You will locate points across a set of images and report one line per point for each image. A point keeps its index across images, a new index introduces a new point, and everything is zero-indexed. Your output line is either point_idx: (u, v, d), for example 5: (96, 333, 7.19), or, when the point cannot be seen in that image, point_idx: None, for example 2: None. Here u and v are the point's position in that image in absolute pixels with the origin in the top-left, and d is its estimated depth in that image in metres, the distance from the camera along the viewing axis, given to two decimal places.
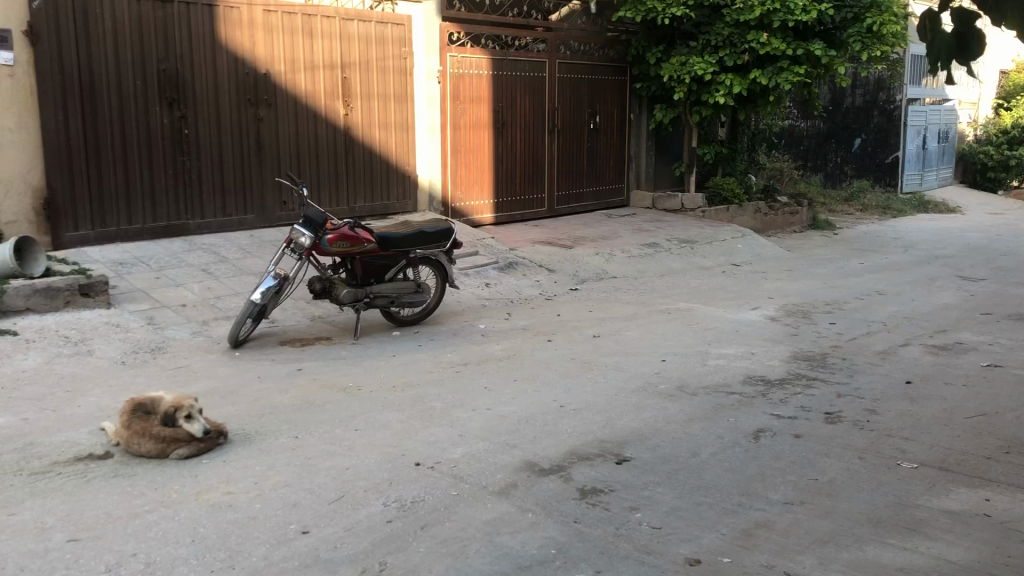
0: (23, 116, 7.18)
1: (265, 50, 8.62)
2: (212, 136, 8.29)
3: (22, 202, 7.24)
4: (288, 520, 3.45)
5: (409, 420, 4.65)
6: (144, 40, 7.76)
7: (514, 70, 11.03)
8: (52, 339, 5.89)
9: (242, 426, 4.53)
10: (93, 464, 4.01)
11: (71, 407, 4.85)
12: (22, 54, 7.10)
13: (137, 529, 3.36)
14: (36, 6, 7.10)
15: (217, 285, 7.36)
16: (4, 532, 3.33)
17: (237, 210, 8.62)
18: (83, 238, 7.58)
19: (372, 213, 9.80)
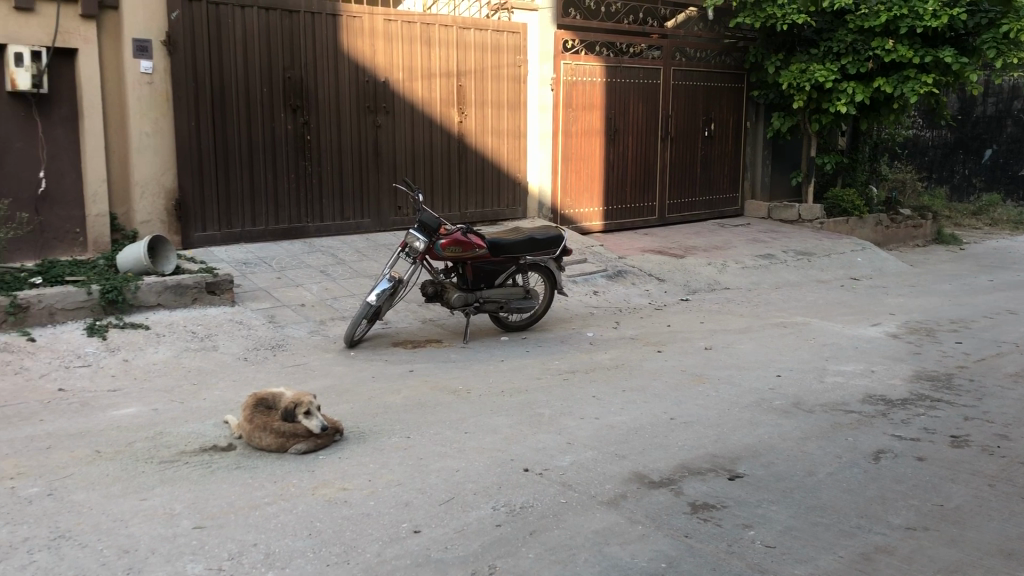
0: (159, 122, 7.56)
1: (385, 58, 8.84)
2: (332, 142, 8.55)
3: (156, 203, 7.62)
4: (400, 519, 3.51)
5: (518, 425, 4.68)
6: (272, 49, 8.06)
7: (627, 77, 10.94)
8: (180, 334, 6.17)
9: (357, 424, 4.65)
10: (217, 455, 4.18)
11: (196, 400, 5.08)
12: (159, 63, 7.48)
13: (258, 519, 3.49)
14: (174, 16, 7.45)
15: (333, 286, 7.58)
16: (137, 516, 3.51)
17: (354, 214, 8.86)
18: (210, 239, 7.92)
19: (483, 219, 9.92)
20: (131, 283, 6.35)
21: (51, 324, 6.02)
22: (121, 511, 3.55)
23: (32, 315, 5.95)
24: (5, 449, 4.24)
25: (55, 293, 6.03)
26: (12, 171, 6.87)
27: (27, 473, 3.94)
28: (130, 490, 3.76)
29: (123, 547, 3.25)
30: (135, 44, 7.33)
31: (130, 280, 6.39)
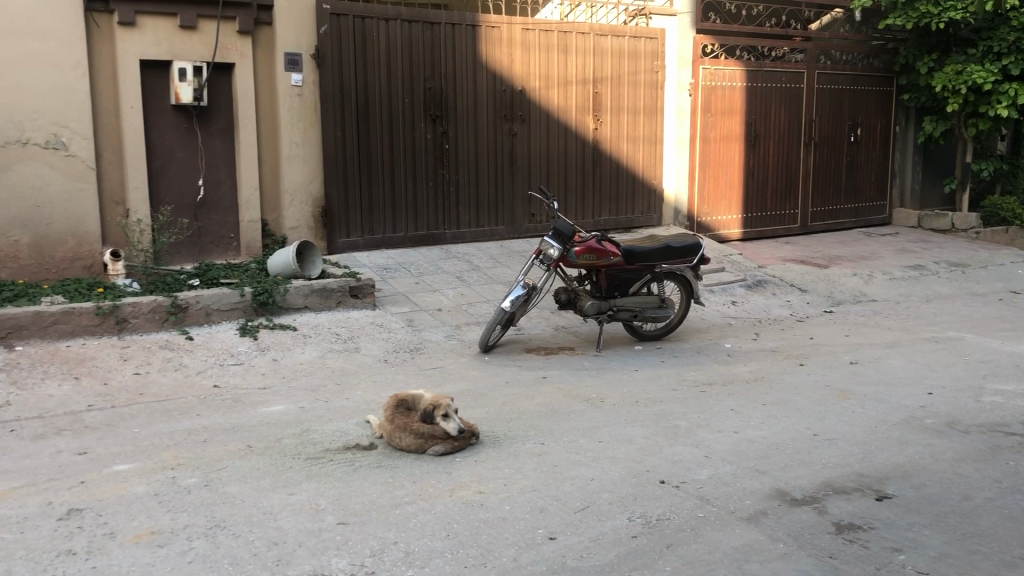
0: (308, 132, 7.84)
1: (523, 67, 8.94)
2: (470, 150, 8.72)
3: (303, 210, 7.92)
4: (536, 525, 3.53)
5: (654, 436, 4.62)
6: (414, 60, 8.28)
7: (769, 82, 10.66)
8: (325, 336, 6.41)
9: (492, 429, 4.70)
10: (360, 454, 4.32)
11: (340, 399, 5.27)
12: (309, 75, 7.77)
13: (398, 518, 3.58)
14: (323, 31, 7.74)
15: (469, 292, 7.70)
16: (285, 509, 3.67)
17: (489, 221, 9.00)
18: (353, 245, 8.20)
19: (617, 226, 9.88)
20: (280, 286, 6.64)
21: (208, 324, 6.38)
22: (271, 504, 3.71)
23: (190, 315, 6.31)
24: (167, 440, 4.52)
25: (211, 294, 6.38)
26: (174, 179, 7.31)
27: (187, 464, 4.18)
28: (280, 484, 3.93)
29: (271, 539, 3.40)
30: (287, 58, 7.64)
31: (280, 283, 6.68)
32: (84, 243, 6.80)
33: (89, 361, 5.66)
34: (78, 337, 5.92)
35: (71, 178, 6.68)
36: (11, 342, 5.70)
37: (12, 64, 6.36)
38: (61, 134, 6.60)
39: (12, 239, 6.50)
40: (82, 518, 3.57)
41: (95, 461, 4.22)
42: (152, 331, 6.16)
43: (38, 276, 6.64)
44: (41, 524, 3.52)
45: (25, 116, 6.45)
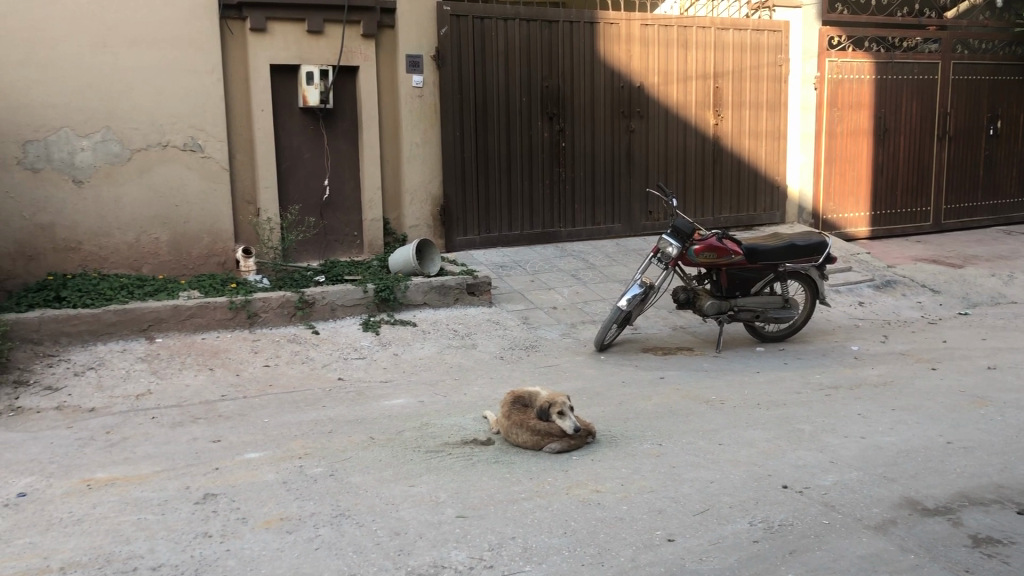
0: (428, 132, 7.96)
1: (641, 63, 8.87)
2: (587, 148, 8.73)
3: (423, 208, 8.05)
4: (654, 526, 3.50)
5: (776, 440, 4.51)
6: (532, 59, 8.33)
7: (900, 73, 10.22)
8: (443, 332, 6.53)
9: (609, 428, 4.68)
10: (478, 449, 4.38)
11: (458, 394, 5.35)
12: (430, 76, 7.89)
13: (516, 514, 3.61)
14: (444, 32, 7.84)
15: (585, 290, 7.69)
16: (406, 501, 3.75)
17: (606, 219, 8.98)
18: (470, 243, 8.32)
19: (737, 224, 9.69)
20: (401, 282, 6.80)
21: (333, 319, 6.59)
22: (393, 495, 3.81)
23: (317, 310, 6.53)
24: (295, 430, 4.69)
25: (336, 290, 6.59)
26: (301, 179, 7.58)
27: (313, 454, 4.33)
28: (401, 475, 4.03)
29: (394, 529, 3.48)
30: (409, 59, 7.76)
31: (400, 280, 6.84)
32: (219, 240, 7.13)
33: (223, 352, 5.94)
34: (212, 330, 6.22)
35: (206, 178, 7.01)
36: (152, 334, 6.04)
37: (154, 71, 6.72)
38: (197, 136, 6.93)
39: (154, 237, 6.88)
40: (216, 503, 3.75)
41: (228, 449, 4.43)
42: (280, 325, 6.41)
43: (176, 272, 7.00)
44: (180, 507, 3.72)
45: (165, 120, 6.80)
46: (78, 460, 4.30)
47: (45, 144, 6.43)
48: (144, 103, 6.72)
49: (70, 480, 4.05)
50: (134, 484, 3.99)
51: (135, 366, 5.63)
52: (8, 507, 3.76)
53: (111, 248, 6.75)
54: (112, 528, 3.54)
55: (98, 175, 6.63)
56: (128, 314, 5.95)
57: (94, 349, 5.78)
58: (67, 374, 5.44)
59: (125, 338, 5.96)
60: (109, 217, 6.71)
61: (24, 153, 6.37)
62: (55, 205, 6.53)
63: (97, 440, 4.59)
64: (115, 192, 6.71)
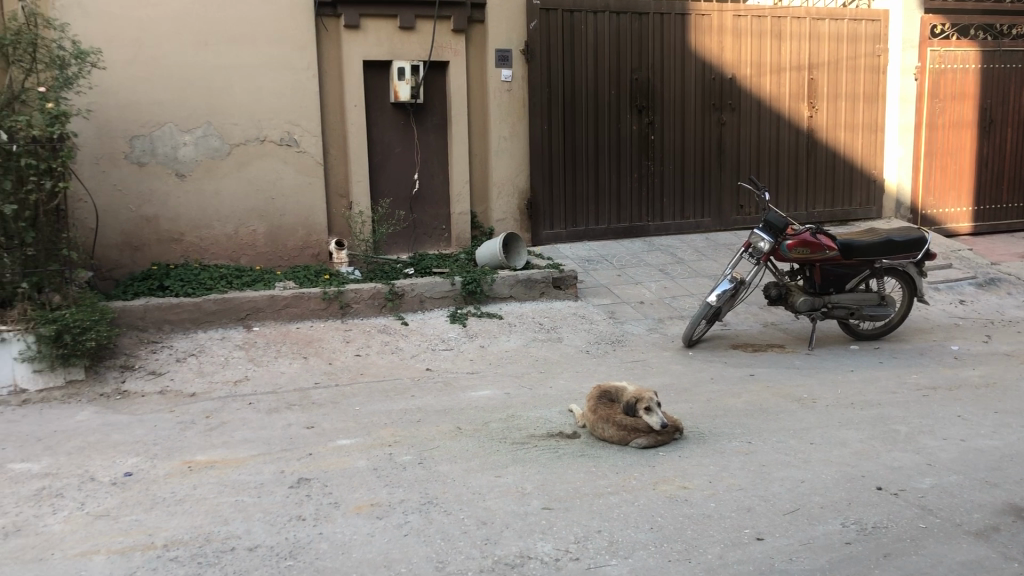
0: (516, 126, 7.94)
1: (734, 55, 8.73)
2: (676, 142, 8.65)
3: (510, 202, 8.07)
4: (743, 524, 3.46)
5: (870, 440, 4.40)
6: (622, 52, 8.29)
7: (1008, 63, 9.76)
8: (529, 325, 6.57)
9: (696, 425, 4.63)
10: (563, 442, 4.39)
11: (544, 387, 5.37)
12: (518, 70, 7.87)
13: (601, 507, 3.61)
14: (533, 26, 7.84)
15: (673, 285, 7.62)
16: (493, 491, 3.79)
17: (695, 213, 8.89)
18: (557, 236, 8.34)
19: (831, 218, 9.47)
20: (488, 276, 6.85)
21: (421, 310, 6.70)
22: (480, 485, 3.85)
23: (406, 302, 6.64)
24: (385, 418, 4.79)
25: (425, 282, 6.69)
26: (392, 173, 7.71)
27: (402, 442, 4.41)
28: (487, 466, 4.07)
29: (481, 518, 3.53)
30: (498, 53, 7.75)
31: (487, 273, 6.89)
32: (312, 233, 7.32)
33: (316, 342, 6.10)
34: (306, 320, 6.40)
35: (301, 172, 7.20)
36: (249, 323, 6.24)
37: (252, 68, 6.92)
38: (292, 131, 7.12)
39: (251, 229, 7.11)
40: (310, 488, 3.87)
41: (320, 435, 4.55)
42: (370, 316, 6.55)
43: (271, 263, 7.22)
44: (276, 491, 3.84)
45: (263, 116, 7.01)
46: (180, 442, 4.49)
47: (150, 139, 6.70)
48: (242, 99, 6.94)
49: (172, 461, 4.22)
50: (232, 466, 4.14)
51: (233, 353, 5.84)
52: (116, 485, 3.96)
53: (211, 239, 6.99)
54: (212, 508, 3.68)
55: (199, 169, 6.88)
56: (227, 304, 6.17)
57: (195, 336, 6.01)
58: (170, 359, 5.68)
59: (223, 326, 6.18)
60: (209, 210, 6.96)
61: (131, 148, 6.65)
62: (159, 198, 6.80)
63: (198, 423, 4.77)
64: (215, 186, 6.95)
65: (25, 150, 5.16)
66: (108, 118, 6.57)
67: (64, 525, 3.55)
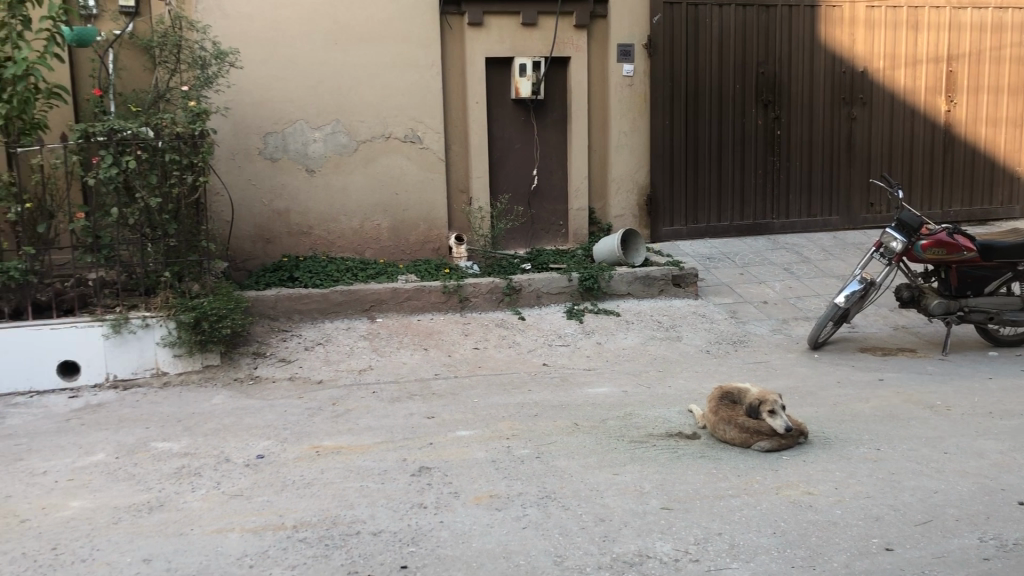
0: (637, 121, 7.87)
1: (866, 47, 8.42)
2: (804, 137, 8.42)
3: (629, 198, 7.99)
4: (871, 533, 3.34)
5: (1011, 452, 4.17)
6: (747, 45, 8.12)
7: None
8: (647, 323, 6.51)
9: (822, 429, 4.50)
10: (682, 442, 4.34)
11: (663, 386, 5.32)
12: (640, 65, 7.80)
13: (722, 510, 3.56)
14: (656, 20, 7.75)
15: (797, 285, 7.41)
16: (611, 488, 3.78)
17: (822, 211, 8.63)
18: (677, 233, 8.22)
19: (970, 218, 9.02)
20: (606, 272, 6.82)
21: (539, 305, 6.73)
22: (598, 482, 3.85)
23: (523, 297, 6.69)
24: (503, 412, 4.85)
25: (543, 278, 6.72)
26: (512, 169, 7.77)
27: (520, 436, 4.45)
28: (605, 463, 4.06)
29: (599, 515, 3.53)
30: (620, 49, 7.70)
31: (605, 270, 6.86)
32: (433, 227, 7.45)
33: (436, 334, 6.22)
34: (427, 312, 6.53)
35: (424, 168, 7.34)
36: (373, 314, 6.42)
37: (379, 67, 7.11)
38: (416, 128, 7.27)
39: (375, 223, 7.30)
40: (431, 476, 3.95)
41: (441, 425, 4.64)
42: (488, 310, 6.63)
43: (394, 256, 7.39)
44: (398, 478, 3.95)
45: (388, 113, 7.18)
46: (308, 427, 4.66)
47: (283, 136, 6.97)
48: (369, 97, 7.13)
49: (301, 445, 4.40)
50: (357, 452, 4.28)
51: (358, 343, 6.02)
52: (249, 466, 4.15)
53: (337, 233, 7.22)
54: (338, 492, 3.81)
55: (327, 165, 7.10)
56: (352, 295, 6.36)
57: (322, 326, 6.23)
58: (299, 348, 5.91)
59: (349, 316, 6.38)
60: (337, 204, 7.18)
61: (264, 144, 6.93)
62: (289, 192, 7.06)
63: (325, 410, 4.95)
64: (342, 181, 7.17)
65: (170, 146, 5.46)
66: (244, 116, 6.86)
67: (202, 502, 3.75)
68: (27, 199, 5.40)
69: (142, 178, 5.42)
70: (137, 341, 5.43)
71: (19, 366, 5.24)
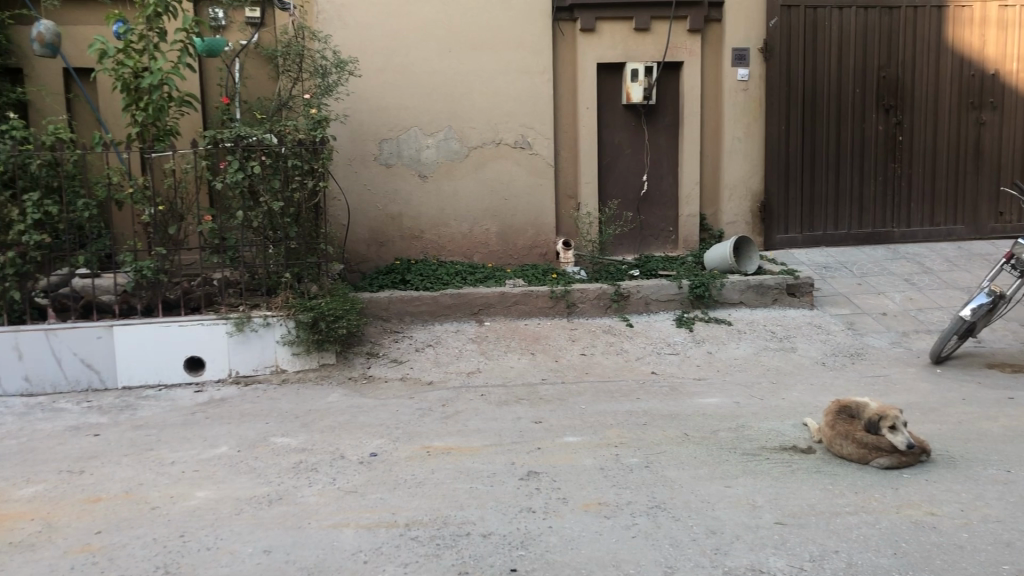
0: (751, 126, 7.71)
1: (997, 49, 8.09)
2: (928, 143, 8.11)
3: (742, 205, 7.83)
4: (1000, 559, 3.18)
5: None
6: (869, 48, 7.87)
7: None
8: (760, 332, 6.38)
9: (946, 448, 4.32)
10: (797, 456, 4.24)
11: (776, 398, 5.20)
12: (756, 69, 7.64)
13: (839, 527, 3.45)
14: (773, 23, 7.59)
15: (920, 297, 7.12)
16: (723, 501, 3.72)
17: (946, 220, 8.28)
18: (792, 241, 8.01)
19: None
20: (717, 280, 6.72)
21: (647, 312, 6.68)
22: (709, 494, 3.80)
23: (632, 303, 6.65)
24: (612, 419, 4.83)
25: (652, 285, 6.67)
26: (622, 174, 7.74)
27: (629, 444, 4.43)
28: (717, 475, 4.00)
29: (711, 528, 3.47)
30: (735, 53, 7.55)
31: (717, 278, 6.76)
32: (542, 232, 7.48)
33: (543, 339, 6.25)
34: (534, 317, 6.56)
35: (534, 174, 7.38)
36: (481, 317, 6.49)
37: (491, 73, 7.19)
38: (526, 134, 7.32)
39: (485, 228, 7.38)
40: (540, 481, 3.97)
41: (549, 431, 4.66)
42: (596, 316, 6.62)
43: (502, 261, 7.45)
44: (508, 481, 3.98)
45: (500, 119, 7.26)
46: (420, 427, 4.76)
47: (397, 143, 7.13)
48: (482, 103, 7.22)
49: (412, 445, 4.48)
50: (467, 454, 4.34)
51: (467, 346, 6.10)
52: (363, 464, 4.26)
53: (448, 237, 7.34)
54: (449, 493, 3.87)
55: (439, 170, 7.23)
56: (462, 298, 6.45)
57: (433, 328, 6.35)
58: (410, 349, 6.04)
59: (458, 320, 6.47)
60: (447, 209, 7.30)
61: (380, 150, 7.11)
62: (403, 197, 7.21)
63: (435, 411, 5.04)
64: (453, 186, 7.28)
65: (293, 152, 5.68)
66: (361, 122, 7.06)
67: (319, 497, 3.87)
68: (159, 202, 5.67)
69: (266, 182, 5.65)
70: (258, 339, 5.64)
71: (149, 360, 5.52)
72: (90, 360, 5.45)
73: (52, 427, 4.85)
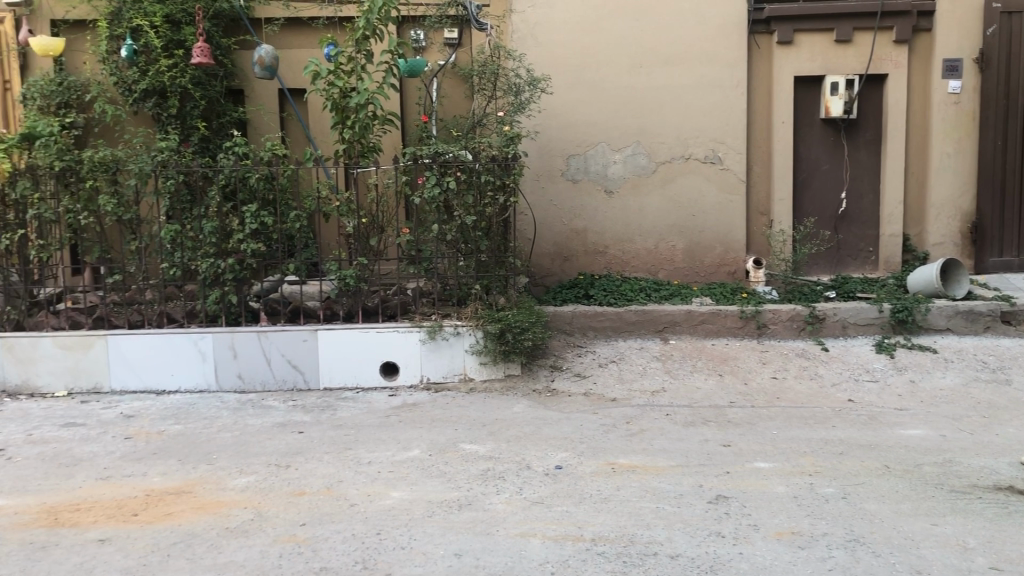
0: (963, 142, 7.24)
1: None
2: None
3: (950, 225, 7.34)
4: None
5: None
6: None
7: None
8: (970, 362, 5.95)
9: None
10: (1015, 497, 3.92)
11: (988, 433, 4.82)
12: (969, 81, 7.18)
13: None
14: (991, 32, 7.09)
15: None
16: (929, 540, 3.49)
17: None
18: (1008, 265, 7.42)
19: None
20: (922, 304, 6.32)
21: (844, 336, 6.39)
22: (913, 531, 3.57)
23: (827, 326, 6.39)
24: (805, 446, 4.64)
25: (849, 307, 6.39)
26: (818, 192, 7.46)
27: (824, 473, 4.25)
28: (922, 512, 3.76)
29: (916, 567, 3.27)
30: (946, 64, 7.13)
31: (921, 302, 6.36)
32: (731, 250, 7.29)
33: (732, 360, 6.10)
34: (722, 337, 6.42)
35: (723, 190, 7.22)
36: (667, 335, 6.43)
37: (682, 88, 7.12)
38: (717, 149, 7.18)
39: (671, 244, 7.30)
40: (728, 506, 3.87)
41: (738, 455, 4.53)
42: (788, 338, 6.40)
43: (689, 278, 7.33)
44: (695, 504, 3.91)
45: (690, 135, 7.16)
46: (604, 443, 4.76)
47: (585, 159, 7.19)
48: (673, 119, 7.16)
49: (598, 461, 4.49)
50: (653, 473, 4.29)
51: (652, 363, 6.05)
52: (549, 475, 4.31)
53: (632, 253, 7.31)
54: (636, 511, 3.85)
55: (626, 186, 7.23)
56: (647, 315, 6.42)
57: (616, 344, 6.35)
58: (594, 363, 6.06)
59: (642, 336, 6.44)
60: (633, 225, 7.28)
61: (568, 166, 7.19)
62: (589, 212, 7.26)
63: (620, 427, 5.02)
64: (640, 202, 7.25)
65: (486, 168, 5.83)
66: (552, 138, 7.17)
67: (506, 506, 3.95)
68: (362, 215, 6.01)
69: (460, 198, 5.84)
70: (449, 347, 5.84)
71: (348, 363, 5.84)
72: (295, 360, 5.82)
73: (261, 423, 5.20)
